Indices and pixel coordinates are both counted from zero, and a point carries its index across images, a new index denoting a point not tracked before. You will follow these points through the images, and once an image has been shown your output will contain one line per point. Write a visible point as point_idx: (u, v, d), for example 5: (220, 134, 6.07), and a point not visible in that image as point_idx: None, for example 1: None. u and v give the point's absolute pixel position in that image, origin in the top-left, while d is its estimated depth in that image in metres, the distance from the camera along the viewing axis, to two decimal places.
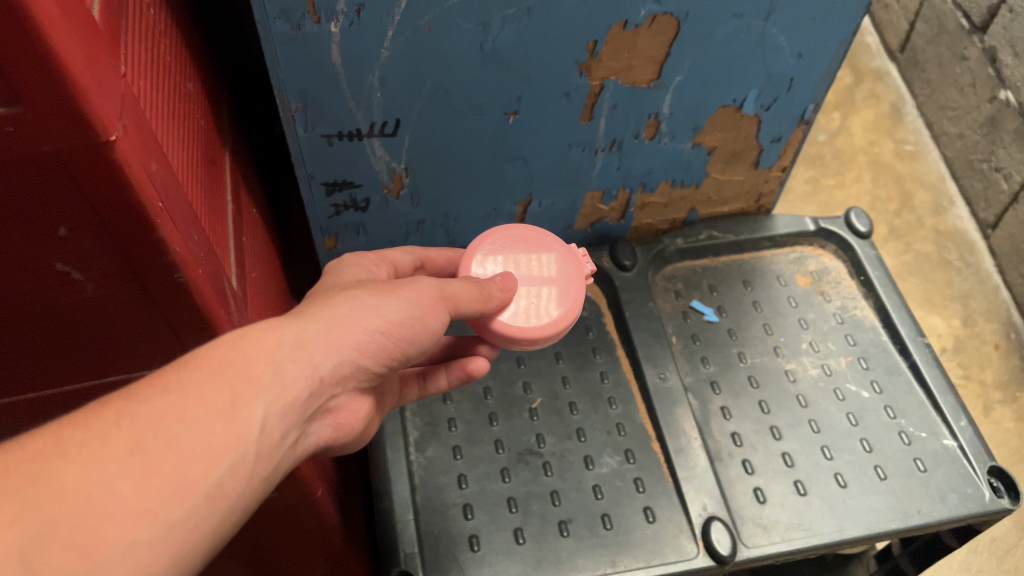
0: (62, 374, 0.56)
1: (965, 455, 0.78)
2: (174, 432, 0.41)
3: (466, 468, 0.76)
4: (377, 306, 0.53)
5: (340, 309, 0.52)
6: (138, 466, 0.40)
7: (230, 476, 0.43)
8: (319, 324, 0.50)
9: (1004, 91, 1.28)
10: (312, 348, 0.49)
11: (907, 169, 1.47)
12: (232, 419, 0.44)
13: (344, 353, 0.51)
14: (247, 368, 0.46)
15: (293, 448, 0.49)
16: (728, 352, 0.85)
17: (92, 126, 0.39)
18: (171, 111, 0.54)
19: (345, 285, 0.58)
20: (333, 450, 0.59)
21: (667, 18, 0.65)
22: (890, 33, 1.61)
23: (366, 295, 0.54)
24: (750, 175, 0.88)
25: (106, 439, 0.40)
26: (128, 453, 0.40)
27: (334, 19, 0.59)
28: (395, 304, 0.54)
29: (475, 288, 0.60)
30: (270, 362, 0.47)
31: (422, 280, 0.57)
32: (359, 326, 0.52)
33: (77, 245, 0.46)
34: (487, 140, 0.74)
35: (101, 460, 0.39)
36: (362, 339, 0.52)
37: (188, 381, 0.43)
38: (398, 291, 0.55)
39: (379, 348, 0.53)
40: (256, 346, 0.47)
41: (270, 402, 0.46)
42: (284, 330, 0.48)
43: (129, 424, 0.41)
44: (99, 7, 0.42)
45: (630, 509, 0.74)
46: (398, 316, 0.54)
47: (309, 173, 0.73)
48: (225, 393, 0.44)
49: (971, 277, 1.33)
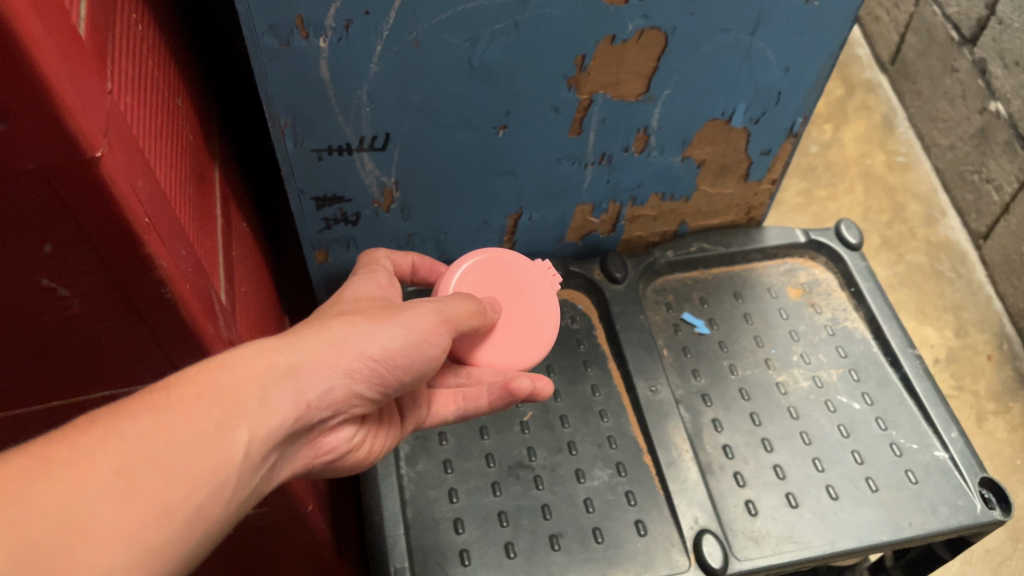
0: (47, 389, 0.56)
1: (955, 466, 0.78)
2: (161, 455, 0.41)
3: (457, 482, 0.76)
4: (373, 334, 0.53)
5: (334, 333, 0.52)
6: (121, 489, 0.40)
7: (210, 501, 0.44)
8: (311, 348, 0.51)
9: (993, 103, 1.29)
10: (301, 375, 0.49)
11: (899, 180, 1.48)
12: (218, 443, 0.44)
13: (335, 379, 0.51)
14: (235, 392, 0.46)
15: (270, 473, 0.50)
16: (719, 364, 0.85)
17: (78, 144, 0.39)
18: (161, 127, 0.55)
19: (344, 307, 0.58)
20: (324, 469, 0.58)
21: (655, 32, 0.66)
22: (881, 46, 1.62)
23: (364, 321, 0.54)
24: (739, 188, 0.88)
25: (93, 459, 0.40)
26: (112, 474, 0.40)
27: (322, 35, 0.59)
28: (391, 331, 0.54)
29: (472, 303, 0.62)
30: (260, 388, 0.47)
31: (424, 306, 0.58)
32: (352, 354, 0.52)
33: (63, 261, 0.46)
34: (476, 154, 0.74)
35: (85, 481, 0.39)
36: (355, 364, 0.52)
37: (177, 403, 0.44)
38: (396, 317, 0.55)
39: (373, 373, 0.53)
40: (246, 368, 0.47)
41: (255, 427, 0.46)
42: (275, 355, 0.49)
43: (116, 444, 0.41)
44: (86, 24, 0.42)
45: (621, 523, 0.74)
46: (393, 343, 0.54)
47: (299, 188, 0.73)
48: (214, 416, 0.45)
49: (964, 288, 1.34)
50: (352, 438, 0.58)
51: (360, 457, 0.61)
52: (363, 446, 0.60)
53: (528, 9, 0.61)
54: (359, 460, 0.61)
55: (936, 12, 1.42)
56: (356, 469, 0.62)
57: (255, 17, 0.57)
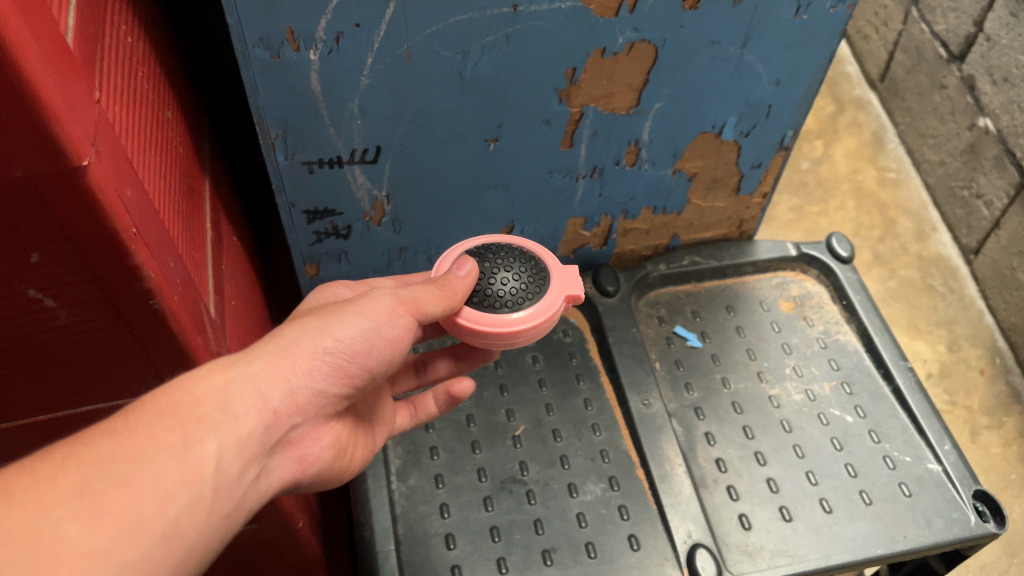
0: (35, 405, 0.56)
1: (950, 479, 0.78)
2: (126, 473, 0.42)
3: (448, 496, 0.75)
4: (323, 328, 0.53)
5: (284, 338, 0.52)
6: (87, 507, 0.40)
7: (188, 514, 0.44)
8: (264, 356, 0.51)
9: (983, 118, 1.30)
10: (258, 382, 0.49)
11: (890, 196, 1.48)
12: (186, 456, 0.45)
13: (294, 382, 0.51)
14: (197, 407, 0.46)
15: (256, 483, 0.50)
16: (712, 377, 0.85)
17: (64, 151, 0.39)
18: (149, 138, 0.54)
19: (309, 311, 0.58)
20: (303, 487, 0.59)
21: (645, 45, 0.66)
22: (871, 63, 1.63)
23: (314, 320, 0.53)
24: (731, 202, 0.89)
25: (54, 482, 0.40)
26: (76, 495, 0.40)
27: (313, 47, 0.59)
28: (341, 322, 0.53)
29: (436, 287, 0.57)
30: (219, 400, 0.47)
31: (379, 292, 0.56)
32: (306, 352, 0.52)
33: (50, 271, 0.45)
34: (468, 168, 0.74)
35: (48, 504, 0.40)
36: (311, 363, 0.52)
37: (137, 424, 0.44)
38: (342, 309, 0.54)
39: (333, 369, 0.53)
40: (205, 384, 0.47)
41: (223, 438, 0.47)
42: (230, 369, 0.49)
43: (77, 468, 0.41)
44: (74, 33, 0.42)
45: (614, 538, 0.73)
46: (345, 333, 0.53)
47: (290, 201, 0.73)
48: (176, 431, 0.45)
49: (955, 302, 1.34)
50: (335, 442, 0.59)
51: (347, 464, 0.61)
52: (345, 453, 0.60)
53: (519, 22, 0.61)
54: (346, 467, 0.61)
55: (925, 30, 1.43)
56: (339, 480, 0.62)
57: (245, 28, 0.56)
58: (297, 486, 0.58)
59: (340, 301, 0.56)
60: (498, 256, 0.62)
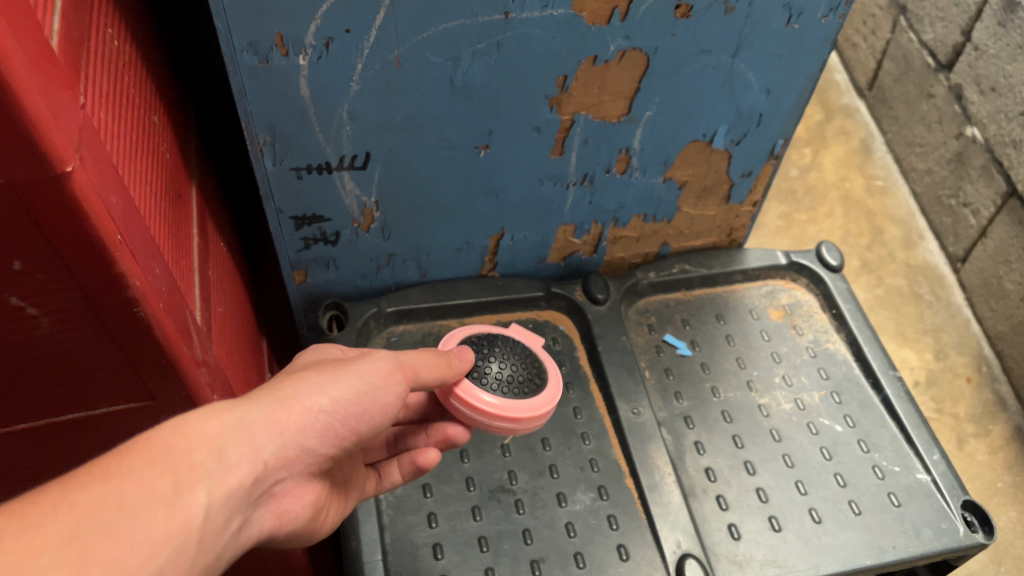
0: (21, 411, 0.54)
1: (938, 489, 0.78)
2: (116, 520, 0.41)
3: (436, 506, 0.74)
4: (321, 385, 0.53)
5: (283, 391, 0.52)
6: (74, 556, 0.39)
7: (171, 565, 0.43)
8: (260, 407, 0.50)
9: (970, 127, 1.31)
10: (253, 436, 0.49)
11: (878, 204, 1.49)
12: (176, 506, 0.44)
13: (287, 437, 0.51)
14: (189, 455, 0.46)
15: (235, 535, 0.50)
16: (702, 387, 0.85)
17: (47, 160, 0.39)
18: (135, 144, 0.54)
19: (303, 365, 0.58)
20: (276, 542, 0.59)
21: (636, 53, 0.66)
22: (859, 71, 1.64)
23: (312, 376, 0.54)
24: (720, 211, 0.89)
25: (44, 528, 0.39)
26: (65, 542, 0.39)
27: (302, 52, 0.59)
28: (339, 382, 0.54)
29: (435, 356, 0.59)
30: (212, 448, 0.47)
31: (378, 356, 0.57)
32: (301, 408, 0.52)
33: (32, 279, 0.44)
34: (457, 175, 0.74)
35: (38, 550, 0.38)
36: (306, 420, 0.52)
37: (129, 468, 0.43)
38: (345, 368, 0.55)
39: (324, 426, 0.53)
40: (198, 431, 0.47)
41: (211, 488, 0.46)
42: (226, 416, 0.48)
43: (68, 513, 0.40)
44: (59, 37, 0.41)
45: (603, 548, 0.73)
46: (342, 394, 0.54)
47: (277, 207, 0.72)
48: (168, 479, 0.44)
49: (942, 310, 1.34)
50: (314, 501, 0.58)
51: (321, 526, 0.61)
52: (322, 514, 0.60)
53: (510, 29, 0.61)
54: (319, 526, 0.61)
55: (912, 39, 1.44)
56: (311, 537, 0.62)
57: (234, 33, 0.56)
58: (271, 539, 0.57)
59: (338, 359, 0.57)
60: (526, 384, 0.64)
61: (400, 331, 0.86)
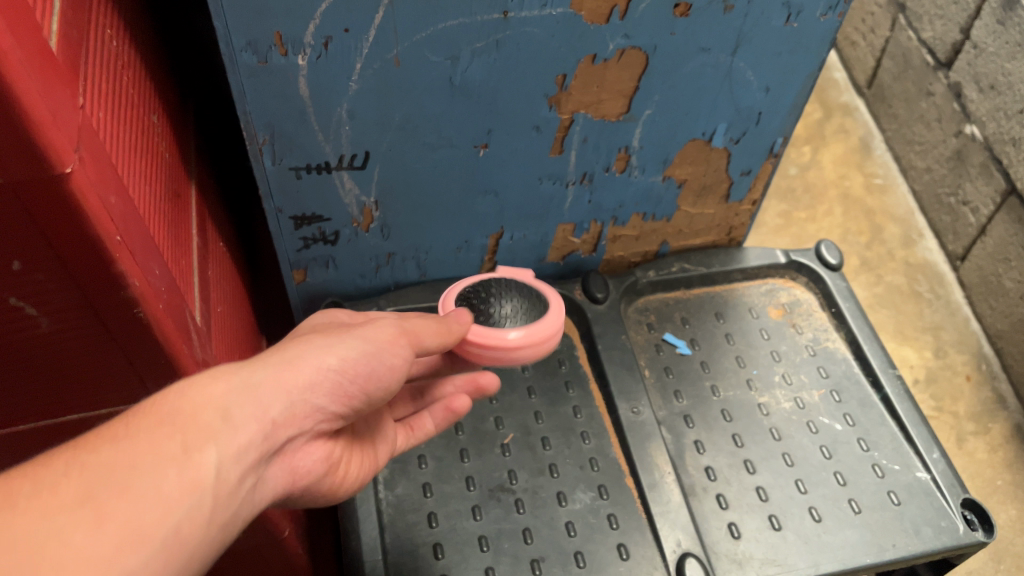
0: (21, 411, 0.54)
1: (938, 488, 0.78)
2: (127, 482, 0.41)
3: (436, 505, 0.75)
4: (326, 346, 0.53)
5: (290, 352, 0.52)
6: (89, 514, 0.39)
7: (187, 523, 0.43)
8: (266, 366, 0.50)
9: (970, 125, 1.30)
10: (260, 395, 0.49)
11: (877, 202, 1.49)
12: (186, 464, 0.44)
13: (293, 396, 0.50)
14: (197, 415, 0.46)
15: (254, 493, 0.49)
16: (701, 385, 0.85)
17: (45, 160, 0.38)
18: (134, 143, 0.54)
19: (312, 330, 0.58)
20: (295, 498, 0.58)
21: (635, 52, 0.66)
22: (858, 69, 1.64)
23: (319, 338, 0.54)
24: (720, 210, 0.89)
25: (55, 489, 0.40)
26: (77, 503, 0.39)
27: (302, 52, 0.59)
28: (345, 343, 0.54)
29: (437, 323, 0.59)
30: (219, 408, 0.47)
31: (382, 321, 0.57)
32: (309, 368, 0.52)
33: (31, 279, 0.44)
34: (457, 174, 0.74)
35: (52, 511, 0.39)
36: (314, 379, 0.52)
37: (138, 429, 0.43)
38: (349, 331, 0.55)
39: (334, 387, 0.53)
40: (205, 392, 0.47)
41: (222, 446, 0.46)
42: (233, 377, 0.48)
43: (78, 474, 0.40)
44: (58, 38, 0.41)
45: (603, 547, 0.73)
46: (348, 354, 0.53)
47: (277, 206, 0.72)
48: (177, 440, 0.44)
49: (942, 309, 1.34)
50: (328, 457, 0.57)
51: (339, 483, 0.60)
52: (339, 469, 0.59)
53: (509, 28, 0.61)
54: (338, 484, 0.60)
55: (911, 37, 1.44)
56: (330, 499, 0.61)
57: (233, 32, 0.56)
58: (287, 496, 0.56)
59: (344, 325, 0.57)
60: (530, 313, 0.65)
61: None
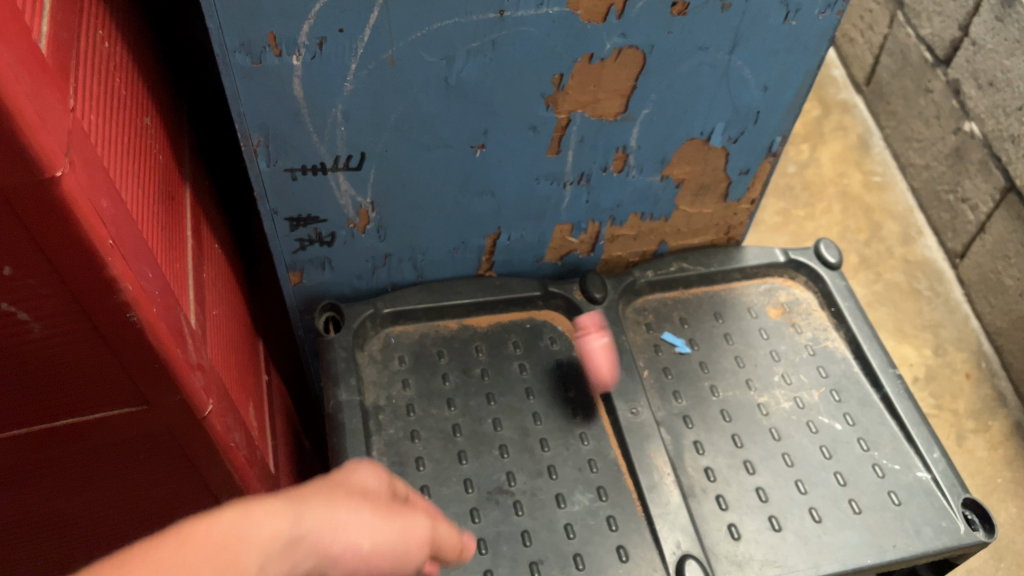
0: (13, 417, 0.54)
1: (939, 487, 0.77)
2: None
3: (434, 508, 0.74)
4: (373, 527, 0.50)
5: (337, 516, 0.49)
6: None
7: None
8: (313, 519, 0.47)
9: (969, 122, 1.30)
10: (294, 555, 0.45)
11: (876, 200, 1.48)
12: None
13: (323, 564, 0.47)
14: (236, 557, 0.42)
15: None
16: (700, 386, 0.84)
17: (36, 163, 0.38)
18: (127, 146, 0.53)
19: (342, 487, 0.55)
20: None
21: (632, 51, 0.66)
22: (856, 66, 1.63)
23: (368, 512, 0.51)
24: (718, 209, 0.88)
25: None
26: None
27: (296, 52, 0.58)
28: (387, 529, 0.51)
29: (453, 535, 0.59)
30: (257, 558, 0.43)
31: (420, 514, 0.54)
32: (348, 541, 0.48)
33: (23, 284, 0.44)
34: (453, 175, 0.73)
35: None
36: (344, 553, 0.48)
37: (182, 561, 0.39)
38: (395, 518, 0.52)
39: (350, 570, 0.49)
40: (246, 534, 0.43)
41: None
42: (283, 526, 0.45)
43: None
44: (48, 40, 0.41)
45: (602, 549, 0.73)
46: (385, 545, 0.50)
47: (272, 208, 0.72)
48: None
49: (941, 306, 1.34)
50: None
51: None
52: None
53: (505, 27, 0.61)
54: None
55: (910, 34, 1.44)
56: None
57: (226, 33, 0.55)
58: None
59: (384, 499, 0.54)
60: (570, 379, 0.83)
61: (398, 332, 0.85)
